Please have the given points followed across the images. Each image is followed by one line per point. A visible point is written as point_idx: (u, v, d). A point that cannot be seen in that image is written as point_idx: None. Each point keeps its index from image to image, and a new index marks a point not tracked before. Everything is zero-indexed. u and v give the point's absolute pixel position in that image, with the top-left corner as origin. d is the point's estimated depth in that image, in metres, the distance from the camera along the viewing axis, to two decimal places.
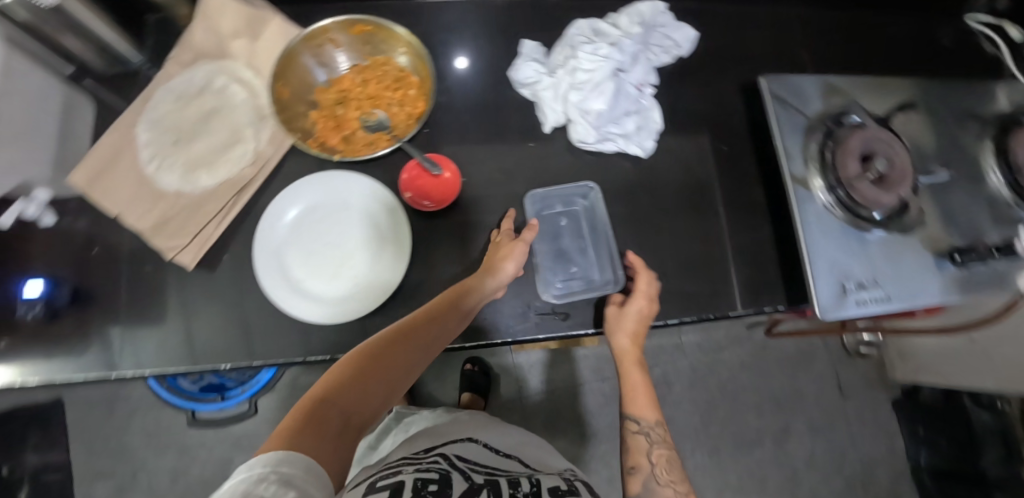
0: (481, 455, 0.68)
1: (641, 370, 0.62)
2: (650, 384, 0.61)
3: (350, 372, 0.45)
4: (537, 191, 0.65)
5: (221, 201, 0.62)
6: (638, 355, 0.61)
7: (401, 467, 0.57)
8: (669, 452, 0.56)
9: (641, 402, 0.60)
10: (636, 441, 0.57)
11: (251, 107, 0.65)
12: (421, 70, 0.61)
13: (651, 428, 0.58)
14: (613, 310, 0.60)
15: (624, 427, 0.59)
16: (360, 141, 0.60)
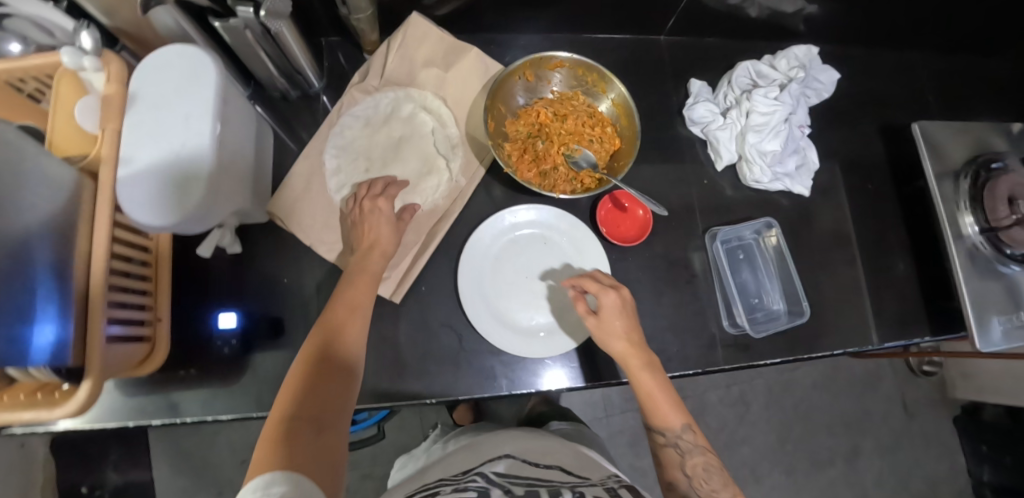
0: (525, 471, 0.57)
1: (653, 372, 0.56)
2: (666, 382, 0.56)
3: (285, 448, 0.37)
4: (717, 228, 0.69)
5: (419, 233, 0.61)
6: (642, 357, 0.56)
7: (436, 491, 0.50)
8: (705, 458, 0.53)
9: (666, 410, 0.55)
10: (667, 454, 0.54)
11: (440, 136, 0.65)
12: (618, 109, 0.63)
13: (679, 437, 0.54)
14: (592, 325, 0.56)
15: (650, 438, 0.56)
16: (562, 177, 0.62)
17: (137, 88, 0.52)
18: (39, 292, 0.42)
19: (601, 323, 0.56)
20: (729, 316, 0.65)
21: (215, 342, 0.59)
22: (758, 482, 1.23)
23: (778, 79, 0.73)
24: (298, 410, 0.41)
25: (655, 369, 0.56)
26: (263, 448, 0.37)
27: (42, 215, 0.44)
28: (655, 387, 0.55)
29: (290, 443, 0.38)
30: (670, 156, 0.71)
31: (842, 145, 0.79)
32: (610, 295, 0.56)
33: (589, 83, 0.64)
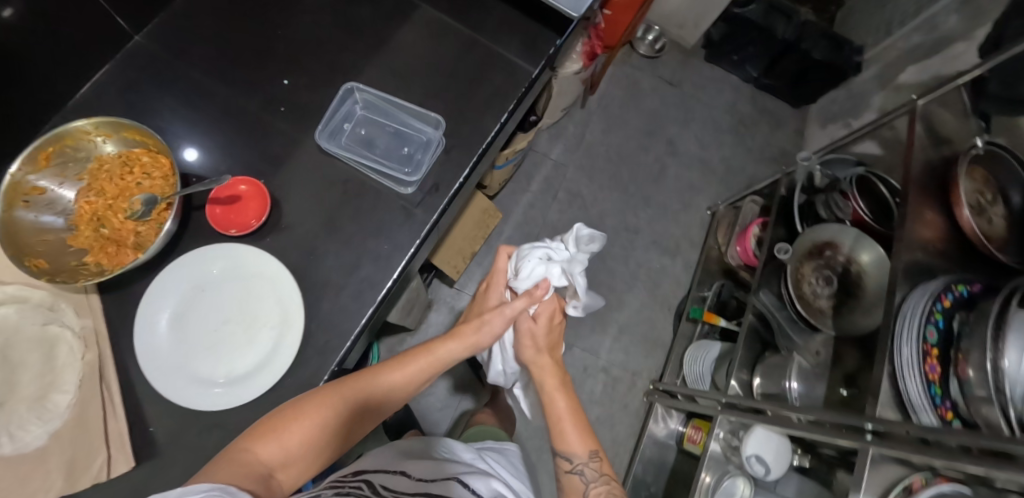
0: (408, 487, 0.52)
1: (564, 398, 0.68)
2: (574, 411, 0.67)
3: (312, 438, 0.49)
4: (318, 130, 0.65)
5: (95, 394, 0.57)
6: (554, 385, 0.68)
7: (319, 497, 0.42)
8: (606, 487, 0.62)
9: (573, 436, 0.65)
10: (570, 477, 0.63)
11: (30, 310, 0.57)
12: (132, 137, 0.58)
13: (583, 464, 0.63)
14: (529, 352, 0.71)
15: (560, 465, 0.65)
16: (152, 232, 0.57)
17: None
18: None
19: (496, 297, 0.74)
20: (392, 177, 0.64)
21: None
22: (639, 229, 1.34)
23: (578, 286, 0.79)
24: (321, 429, 0.50)
25: (571, 397, 0.68)
26: (321, 415, 0.50)
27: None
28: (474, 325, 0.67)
29: (311, 453, 0.49)
30: (240, 118, 0.66)
31: None
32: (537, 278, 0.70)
33: (89, 143, 0.58)
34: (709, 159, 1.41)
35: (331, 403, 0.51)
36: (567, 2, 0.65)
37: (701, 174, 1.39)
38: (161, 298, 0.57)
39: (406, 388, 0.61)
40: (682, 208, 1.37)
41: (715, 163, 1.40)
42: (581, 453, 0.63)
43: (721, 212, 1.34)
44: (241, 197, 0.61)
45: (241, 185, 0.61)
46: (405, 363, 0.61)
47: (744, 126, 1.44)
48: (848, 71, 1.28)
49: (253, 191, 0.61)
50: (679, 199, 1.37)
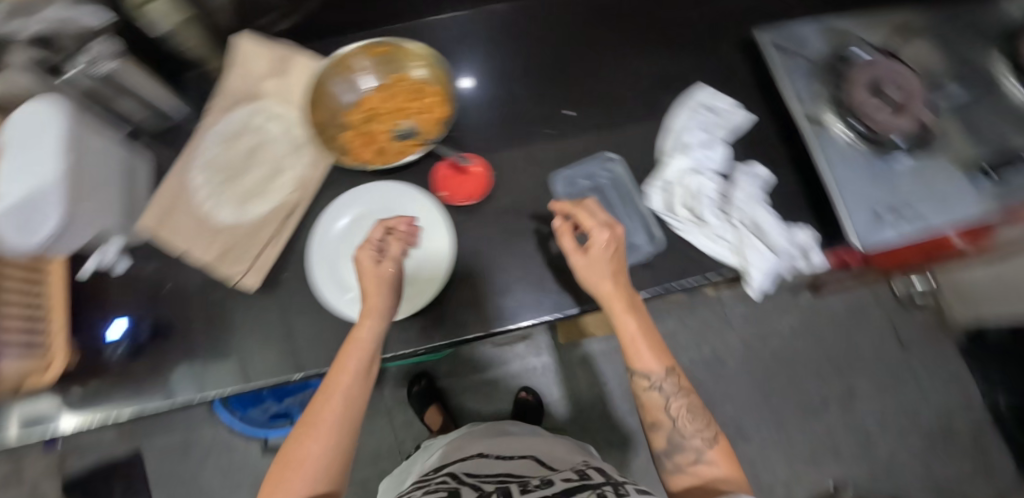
0: (493, 466, 0.80)
1: (636, 315, 0.56)
2: (650, 329, 0.57)
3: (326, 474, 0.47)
4: (560, 172, 0.68)
5: (274, 226, 0.67)
6: (628, 300, 0.56)
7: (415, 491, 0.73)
8: (688, 400, 0.56)
9: (646, 353, 0.56)
10: (651, 397, 0.57)
11: (287, 137, 0.70)
12: (436, 77, 0.67)
13: (663, 380, 0.56)
14: (580, 262, 0.57)
15: (636, 383, 0.58)
16: (395, 152, 0.65)
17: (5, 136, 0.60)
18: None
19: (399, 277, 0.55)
20: (583, 256, 0.65)
21: (108, 348, 0.66)
22: (747, 440, 1.17)
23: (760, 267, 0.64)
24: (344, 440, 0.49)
25: (639, 314, 0.57)
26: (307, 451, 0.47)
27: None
28: (402, 236, 0.56)
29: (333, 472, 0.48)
30: (517, 116, 0.72)
31: (705, 71, 0.76)
32: (604, 232, 0.56)
33: (407, 60, 0.68)
34: (876, 441, 1.16)
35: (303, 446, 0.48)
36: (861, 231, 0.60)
37: (855, 447, 1.15)
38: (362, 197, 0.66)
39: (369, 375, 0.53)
40: (807, 459, 1.15)
41: (880, 452, 1.15)
42: (660, 370, 0.55)
43: None
44: (471, 175, 0.66)
45: (477, 168, 0.66)
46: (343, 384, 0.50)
47: (944, 444, 1.15)
48: None
49: (480, 177, 0.66)
50: (811, 449, 1.16)
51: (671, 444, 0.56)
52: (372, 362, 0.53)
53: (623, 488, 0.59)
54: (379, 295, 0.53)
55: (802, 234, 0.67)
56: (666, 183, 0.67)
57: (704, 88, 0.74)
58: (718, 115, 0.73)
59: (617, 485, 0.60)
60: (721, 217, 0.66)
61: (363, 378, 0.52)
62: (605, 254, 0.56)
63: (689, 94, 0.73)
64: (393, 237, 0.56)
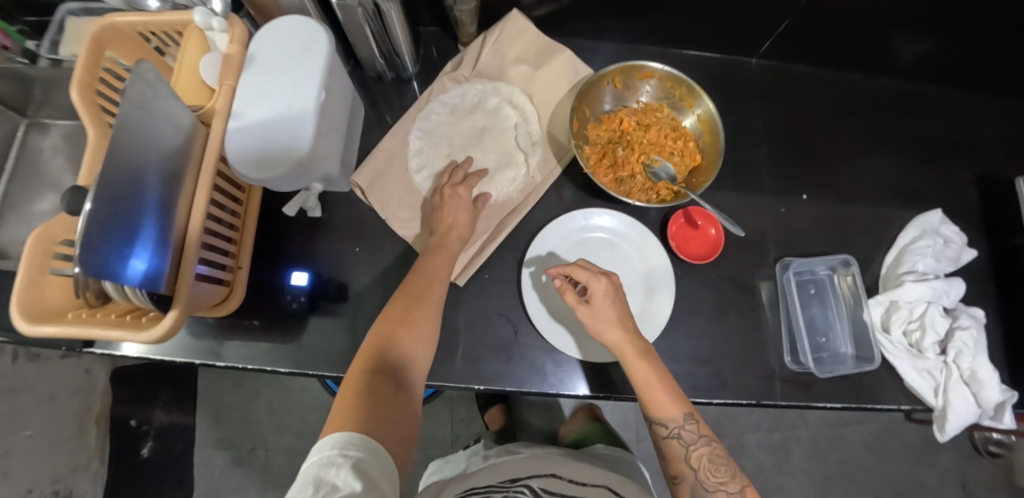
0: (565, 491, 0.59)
1: (653, 363, 0.54)
2: (664, 375, 0.54)
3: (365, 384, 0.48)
4: (789, 258, 0.66)
5: (491, 222, 0.63)
6: (641, 345, 0.55)
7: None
8: (710, 448, 0.53)
9: (661, 403, 0.53)
10: (670, 446, 0.54)
11: (523, 130, 0.66)
12: (702, 126, 0.63)
13: (682, 428, 0.53)
14: (584, 315, 0.55)
15: (653, 431, 0.55)
16: (639, 186, 0.61)
17: (255, 49, 0.56)
18: (144, 224, 0.45)
19: (456, 254, 0.58)
20: (793, 351, 0.63)
21: (288, 295, 0.61)
22: None
23: (969, 414, 0.63)
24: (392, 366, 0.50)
25: (655, 364, 0.54)
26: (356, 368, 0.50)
27: (156, 150, 0.46)
28: (456, 203, 0.59)
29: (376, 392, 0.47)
30: (750, 183, 0.69)
31: (938, 195, 0.74)
32: (599, 281, 0.55)
33: (674, 98, 0.64)
34: None
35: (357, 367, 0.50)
36: None
37: None
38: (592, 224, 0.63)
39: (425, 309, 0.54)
40: None
41: None
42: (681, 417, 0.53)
43: None
44: (707, 236, 0.63)
45: (714, 230, 0.63)
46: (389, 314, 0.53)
47: None
48: None
49: (715, 239, 0.63)
50: None
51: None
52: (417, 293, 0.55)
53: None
54: (452, 233, 0.58)
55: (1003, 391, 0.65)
56: (892, 301, 0.64)
57: (938, 216, 0.70)
58: (950, 245, 0.69)
59: None
60: (938, 353, 0.63)
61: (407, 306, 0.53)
62: (610, 313, 0.55)
63: (924, 217, 0.70)
64: (443, 205, 0.59)
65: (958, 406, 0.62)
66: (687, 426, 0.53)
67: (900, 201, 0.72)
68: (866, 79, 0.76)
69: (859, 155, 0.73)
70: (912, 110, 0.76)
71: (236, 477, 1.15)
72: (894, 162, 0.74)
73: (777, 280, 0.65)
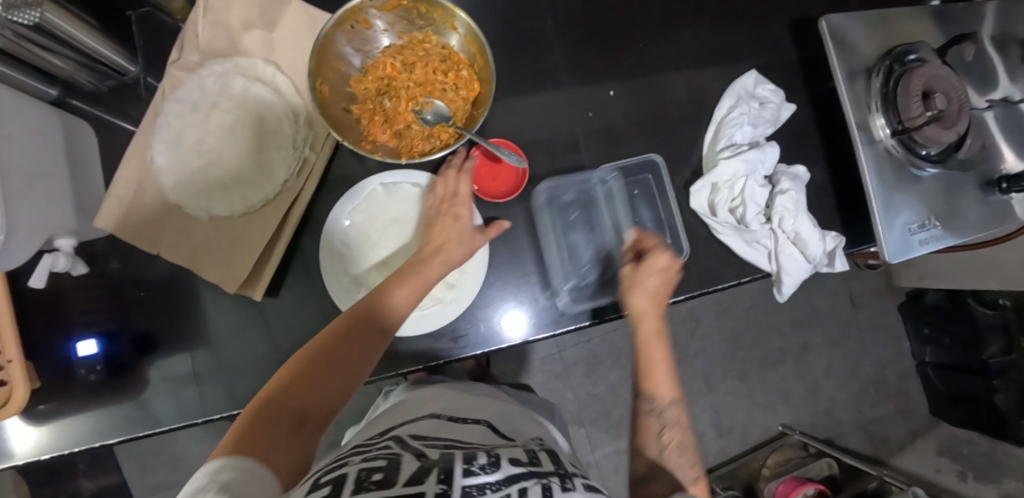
0: (444, 430, 0.51)
1: (663, 342, 0.55)
2: (671, 357, 0.54)
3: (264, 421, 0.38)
4: (604, 167, 0.63)
5: (277, 221, 0.57)
6: (658, 327, 0.56)
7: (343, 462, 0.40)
8: (683, 434, 0.50)
9: (657, 366, 0.53)
10: (647, 421, 0.51)
11: (280, 107, 0.57)
12: (470, 48, 0.55)
13: (666, 407, 0.51)
14: (629, 270, 0.58)
15: (638, 403, 0.53)
16: (418, 136, 0.55)
17: None
18: None
19: (429, 280, 0.51)
20: (576, 279, 0.62)
21: (79, 370, 0.56)
22: (713, 390, 1.27)
23: (802, 267, 0.65)
24: (297, 399, 0.41)
25: (662, 344, 0.55)
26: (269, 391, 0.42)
27: None
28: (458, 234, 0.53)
29: (273, 429, 0.38)
30: (554, 95, 0.63)
31: (751, 51, 0.70)
32: (662, 255, 0.56)
33: (435, 21, 0.55)
34: (822, 391, 1.31)
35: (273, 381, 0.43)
36: (898, 247, 0.66)
37: (804, 394, 1.30)
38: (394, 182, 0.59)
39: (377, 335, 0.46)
40: (763, 407, 1.29)
41: (822, 400, 1.31)
42: (666, 389, 0.52)
43: (791, 438, 1.26)
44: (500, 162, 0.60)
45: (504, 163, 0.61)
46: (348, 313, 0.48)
47: (873, 389, 1.33)
48: (1009, 438, 1.14)
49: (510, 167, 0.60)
50: (768, 398, 1.29)
51: (653, 470, 0.48)
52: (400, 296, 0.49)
53: (570, 480, 0.39)
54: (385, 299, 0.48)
55: (830, 239, 0.66)
56: (714, 184, 0.63)
57: (753, 76, 0.68)
58: (766, 105, 0.67)
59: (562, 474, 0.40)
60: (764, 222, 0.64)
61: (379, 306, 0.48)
62: (654, 274, 0.56)
63: (739, 82, 0.67)
64: (438, 222, 0.54)
65: (787, 264, 0.64)
66: (643, 393, 0.52)
67: (714, 70, 0.69)
68: None
69: (665, 32, 0.68)
70: None
71: None
72: (703, 27, 0.69)
73: None
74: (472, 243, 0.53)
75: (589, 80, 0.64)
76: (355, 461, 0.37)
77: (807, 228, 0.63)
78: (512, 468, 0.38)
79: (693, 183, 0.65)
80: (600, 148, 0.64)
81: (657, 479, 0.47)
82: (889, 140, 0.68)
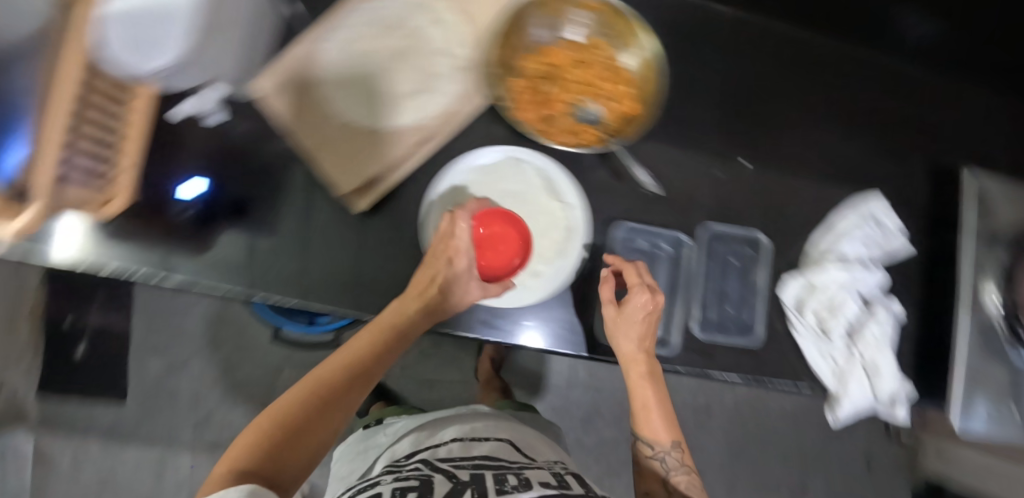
0: (460, 451, 0.58)
1: (655, 384, 0.54)
2: (671, 406, 0.57)
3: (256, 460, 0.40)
4: (712, 225, 0.63)
5: (406, 148, 0.58)
6: (653, 367, 0.55)
7: (378, 480, 0.53)
8: (688, 478, 0.54)
9: (659, 426, 0.56)
10: (651, 465, 0.56)
11: (450, 50, 0.59)
12: (641, 71, 0.58)
13: (666, 452, 0.55)
14: (611, 312, 0.55)
15: (637, 450, 0.57)
16: (562, 127, 0.58)
17: None
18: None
19: (411, 329, 0.51)
20: None
21: (172, 206, 0.57)
22: None
23: (868, 399, 0.62)
24: (298, 437, 0.43)
25: (665, 395, 0.56)
26: (262, 424, 0.44)
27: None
28: (455, 290, 0.51)
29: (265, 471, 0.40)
30: (691, 142, 0.64)
31: (886, 178, 0.70)
32: (642, 293, 0.53)
33: (618, 38, 0.59)
34: None
35: (268, 416, 0.45)
36: (966, 422, 0.63)
37: None
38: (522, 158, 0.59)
39: (354, 381, 0.49)
40: None
41: None
42: (666, 441, 0.55)
43: None
44: (513, 216, 0.55)
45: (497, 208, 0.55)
46: (338, 357, 0.50)
47: None
48: None
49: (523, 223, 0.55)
50: None
51: None
52: (384, 336, 0.50)
53: None
54: (400, 321, 0.51)
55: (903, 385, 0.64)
56: (811, 283, 0.62)
57: (880, 199, 0.67)
58: (885, 232, 0.67)
59: None
60: (845, 339, 0.62)
61: (362, 355, 0.50)
62: (637, 316, 0.53)
63: (866, 200, 0.67)
64: (445, 242, 0.51)
65: (854, 391, 0.62)
66: (641, 440, 0.57)
67: (844, 180, 0.69)
68: (837, 47, 0.70)
69: (811, 128, 0.68)
70: (875, 85, 0.71)
71: (171, 385, 1.18)
72: (849, 138, 0.70)
73: (694, 246, 0.62)
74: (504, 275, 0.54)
75: (727, 142, 0.65)
76: (390, 483, 0.49)
77: (881, 361, 0.62)
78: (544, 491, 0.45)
79: (786, 275, 0.64)
80: (715, 207, 0.64)
81: None
82: (995, 315, 0.66)
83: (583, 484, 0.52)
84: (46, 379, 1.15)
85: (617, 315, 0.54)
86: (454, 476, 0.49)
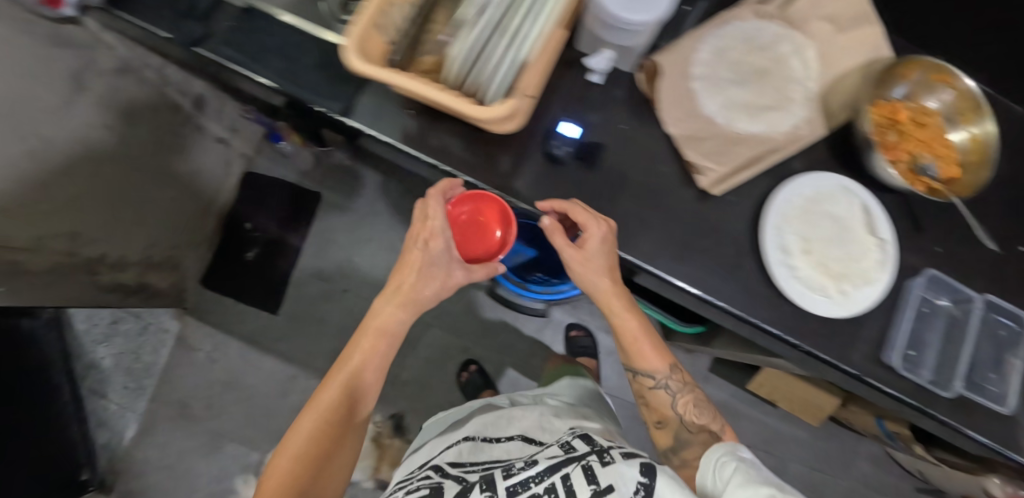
0: (495, 449, 0.70)
1: (638, 318, 0.65)
2: (649, 329, 0.66)
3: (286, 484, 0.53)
4: (988, 297, 0.68)
5: (755, 151, 0.64)
6: (621, 292, 0.63)
7: (397, 493, 0.63)
8: (692, 396, 0.65)
9: (648, 353, 0.65)
10: (658, 394, 0.65)
11: (801, 81, 0.67)
12: (966, 146, 0.67)
13: (667, 379, 0.65)
14: (574, 255, 0.59)
15: (641, 382, 0.67)
16: (905, 173, 0.64)
17: None
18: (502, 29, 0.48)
19: (420, 295, 0.60)
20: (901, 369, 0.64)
21: (544, 142, 0.62)
22: None
23: None
24: (290, 462, 0.55)
25: (642, 321, 0.66)
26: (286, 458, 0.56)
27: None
28: (439, 275, 0.61)
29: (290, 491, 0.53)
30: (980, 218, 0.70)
31: None
32: (598, 228, 0.57)
33: (949, 113, 0.68)
34: None
35: (285, 454, 0.56)
36: None
37: None
38: (850, 191, 0.66)
39: (336, 417, 0.58)
40: None
41: None
42: (663, 369, 0.65)
43: None
44: (485, 195, 0.65)
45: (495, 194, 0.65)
46: (310, 413, 0.58)
47: None
48: None
49: (513, 220, 0.65)
50: None
51: (677, 440, 0.63)
52: (382, 344, 0.62)
53: (608, 454, 0.56)
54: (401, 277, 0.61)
55: None
56: None
57: None
58: None
59: (600, 452, 0.57)
60: None
61: (342, 392, 0.60)
62: (602, 252, 0.59)
63: None
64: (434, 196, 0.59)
65: None
66: (662, 372, 0.65)
67: None
68: None
69: None
70: None
71: (321, 310, 1.21)
72: None
73: (969, 311, 0.67)
74: (593, 242, 0.58)
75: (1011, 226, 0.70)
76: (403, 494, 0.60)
77: None
78: (550, 465, 0.56)
79: None
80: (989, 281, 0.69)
81: (686, 448, 0.61)
82: None
83: (590, 441, 0.62)
84: (210, 273, 1.22)
85: (578, 252, 0.59)
86: (464, 481, 0.61)
